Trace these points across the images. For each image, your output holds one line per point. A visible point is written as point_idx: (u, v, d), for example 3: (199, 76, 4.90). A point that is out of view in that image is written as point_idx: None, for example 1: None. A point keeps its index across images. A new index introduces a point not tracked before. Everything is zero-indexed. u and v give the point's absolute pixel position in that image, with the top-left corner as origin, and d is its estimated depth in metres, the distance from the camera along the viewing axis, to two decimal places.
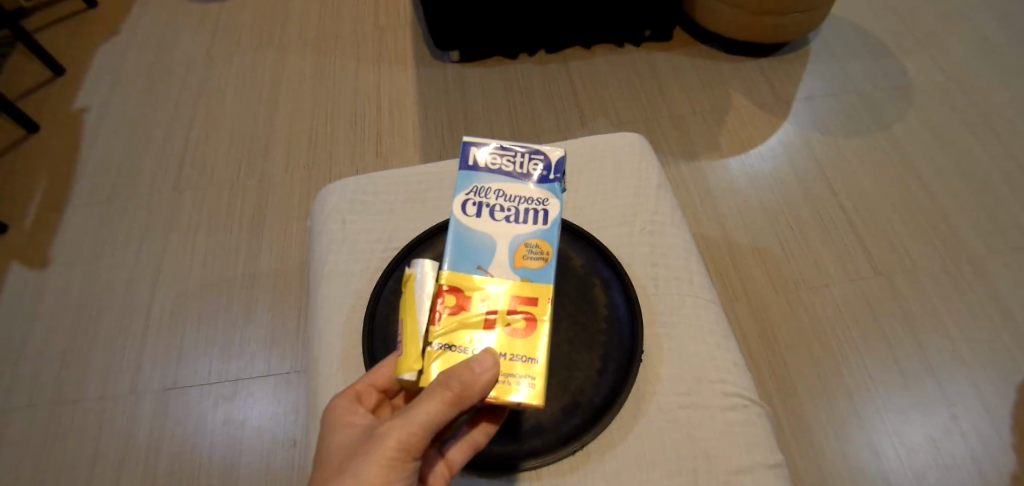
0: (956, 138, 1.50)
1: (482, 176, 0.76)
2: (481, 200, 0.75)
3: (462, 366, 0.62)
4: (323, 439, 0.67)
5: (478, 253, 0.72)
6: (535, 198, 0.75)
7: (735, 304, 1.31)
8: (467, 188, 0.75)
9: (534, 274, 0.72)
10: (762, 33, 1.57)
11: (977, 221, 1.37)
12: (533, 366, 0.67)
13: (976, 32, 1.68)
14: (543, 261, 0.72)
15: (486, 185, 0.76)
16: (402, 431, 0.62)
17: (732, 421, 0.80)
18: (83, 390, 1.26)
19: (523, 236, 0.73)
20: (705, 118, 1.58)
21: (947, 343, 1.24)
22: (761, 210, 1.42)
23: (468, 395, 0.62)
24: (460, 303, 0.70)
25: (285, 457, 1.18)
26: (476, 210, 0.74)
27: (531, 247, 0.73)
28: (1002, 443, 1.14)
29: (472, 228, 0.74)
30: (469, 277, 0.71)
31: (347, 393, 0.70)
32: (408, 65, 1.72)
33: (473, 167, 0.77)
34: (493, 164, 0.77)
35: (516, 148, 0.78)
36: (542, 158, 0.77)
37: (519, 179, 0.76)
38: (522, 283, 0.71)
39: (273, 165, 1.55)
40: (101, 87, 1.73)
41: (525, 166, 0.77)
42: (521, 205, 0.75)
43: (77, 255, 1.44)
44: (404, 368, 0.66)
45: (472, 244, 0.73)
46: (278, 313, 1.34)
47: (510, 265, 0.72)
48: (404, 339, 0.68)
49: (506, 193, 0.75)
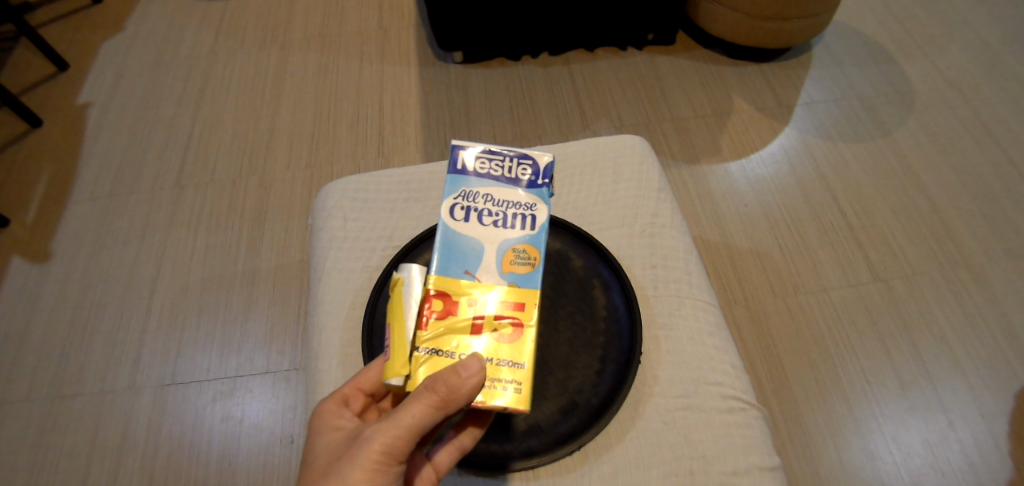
0: (956, 144, 1.50)
1: (471, 181, 0.76)
2: (469, 204, 0.75)
3: (448, 370, 0.62)
4: (309, 443, 0.67)
5: (466, 258, 0.72)
6: (523, 202, 0.75)
7: (733, 307, 1.31)
8: (456, 193, 0.75)
9: (522, 279, 0.71)
10: (763, 38, 1.57)
11: (976, 227, 1.38)
12: (520, 370, 0.68)
13: (978, 39, 1.68)
14: (531, 266, 0.72)
15: (474, 189, 0.75)
16: (388, 435, 0.62)
17: (728, 423, 0.80)
18: (81, 384, 1.26)
19: (511, 241, 0.73)
20: (707, 122, 1.58)
21: (946, 349, 1.24)
22: (761, 213, 1.43)
23: (454, 399, 0.62)
24: (448, 308, 0.70)
25: (282, 453, 1.18)
26: (465, 214, 0.74)
27: (519, 252, 0.73)
28: (998, 449, 1.14)
29: (461, 232, 0.73)
30: (458, 282, 0.71)
31: (334, 397, 0.70)
32: (411, 64, 1.72)
33: (462, 171, 0.76)
34: (481, 168, 0.77)
35: (503, 152, 0.77)
36: (531, 164, 0.77)
37: (507, 184, 0.76)
38: (510, 288, 0.71)
39: (275, 162, 1.56)
40: (104, 82, 1.73)
41: (513, 170, 0.76)
42: (510, 210, 0.75)
43: (78, 249, 1.44)
44: (391, 373, 0.67)
45: (460, 248, 0.73)
46: (278, 309, 1.34)
47: (498, 270, 0.72)
48: (392, 344, 0.69)
49: (494, 198, 0.75)
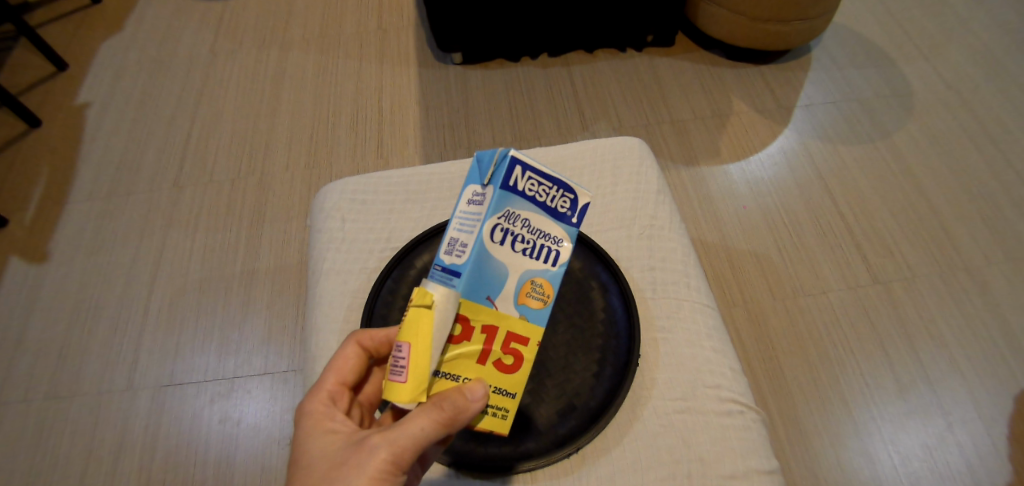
0: (956, 147, 1.50)
1: (517, 202, 0.65)
2: (508, 226, 0.65)
3: (455, 392, 0.62)
4: (301, 446, 0.66)
5: (490, 282, 0.65)
6: (552, 235, 0.67)
7: (732, 309, 1.31)
8: (500, 212, 0.64)
9: (532, 314, 0.67)
10: (763, 40, 1.57)
11: (975, 230, 1.38)
12: (512, 399, 0.67)
13: (977, 42, 1.68)
14: (543, 303, 0.67)
15: (518, 212, 0.65)
16: (394, 446, 0.62)
17: (726, 426, 0.80)
18: (79, 385, 1.26)
19: (534, 274, 0.66)
20: (706, 123, 1.58)
21: (945, 351, 1.24)
22: (760, 216, 1.43)
23: (461, 417, 0.62)
24: (465, 333, 0.64)
25: (279, 454, 1.18)
26: (501, 237, 0.65)
27: (536, 285, 0.67)
28: (997, 451, 1.14)
29: (494, 257, 0.64)
30: (477, 307, 0.64)
31: (320, 397, 0.69)
32: (410, 65, 1.72)
33: (512, 188, 0.65)
34: (529, 189, 0.66)
35: (554, 177, 0.67)
36: (574, 198, 0.68)
37: (547, 213, 0.67)
38: (520, 321, 0.66)
39: (274, 162, 1.56)
40: (103, 82, 1.73)
41: (557, 201, 0.67)
42: (540, 240, 0.67)
43: (76, 249, 1.44)
44: (406, 397, 0.60)
45: (487, 271, 0.64)
46: (276, 310, 1.34)
47: (514, 300, 0.66)
48: (409, 366, 0.61)
49: (532, 225, 0.66)
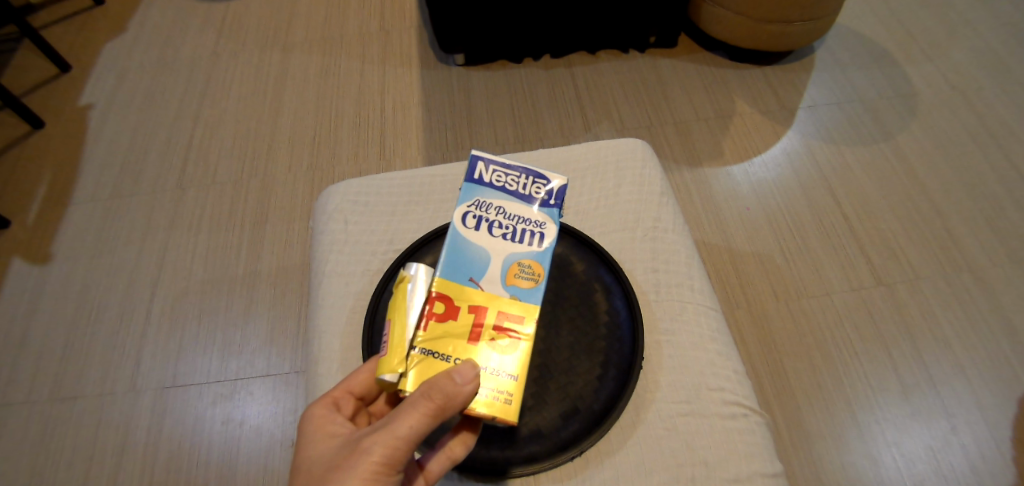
0: (959, 148, 1.50)
1: (485, 192, 0.75)
2: (481, 214, 0.73)
3: (443, 377, 0.62)
4: (301, 450, 0.66)
5: (472, 265, 0.71)
6: (533, 219, 0.73)
7: (735, 311, 1.31)
8: (470, 201, 0.74)
9: (522, 293, 0.70)
10: (768, 41, 1.57)
11: (980, 232, 1.37)
12: (512, 381, 0.66)
13: (981, 42, 1.68)
14: (533, 282, 0.71)
15: (488, 200, 0.74)
16: (386, 445, 0.61)
17: (730, 429, 0.80)
18: (81, 386, 1.26)
19: (517, 255, 0.71)
20: (709, 124, 1.58)
21: (949, 354, 1.23)
22: (763, 218, 1.42)
23: (451, 407, 0.62)
24: (449, 311, 0.68)
25: (282, 456, 1.18)
26: (475, 223, 0.73)
27: (523, 266, 0.71)
28: (1002, 455, 1.14)
29: (471, 241, 0.72)
30: (460, 287, 0.70)
31: (323, 402, 0.69)
32: (413, 66, 1.72)
33: (478, 180, 0.75)
34: (497, 180, 0.75)
35: (520, 168, 0.76)
36: (546, 183, 0.75)
37: (520, 199, 0.74)
38: (510, 301, 0.70)
39: (275, 164, 1.56)
40: (107, 83, 1.74)
41: (527, 187, 0.75)
42: (519, 225, 0.73)
43: (78, 250, 1.44)
44: (385, 369, 0.64)
45: (467, 255, 0.72)
46: (279, 311, 1.34)
47: (502, 281, 0.70)
48: (390, 340, 0.66)
49: (506, 211, 0.74)
